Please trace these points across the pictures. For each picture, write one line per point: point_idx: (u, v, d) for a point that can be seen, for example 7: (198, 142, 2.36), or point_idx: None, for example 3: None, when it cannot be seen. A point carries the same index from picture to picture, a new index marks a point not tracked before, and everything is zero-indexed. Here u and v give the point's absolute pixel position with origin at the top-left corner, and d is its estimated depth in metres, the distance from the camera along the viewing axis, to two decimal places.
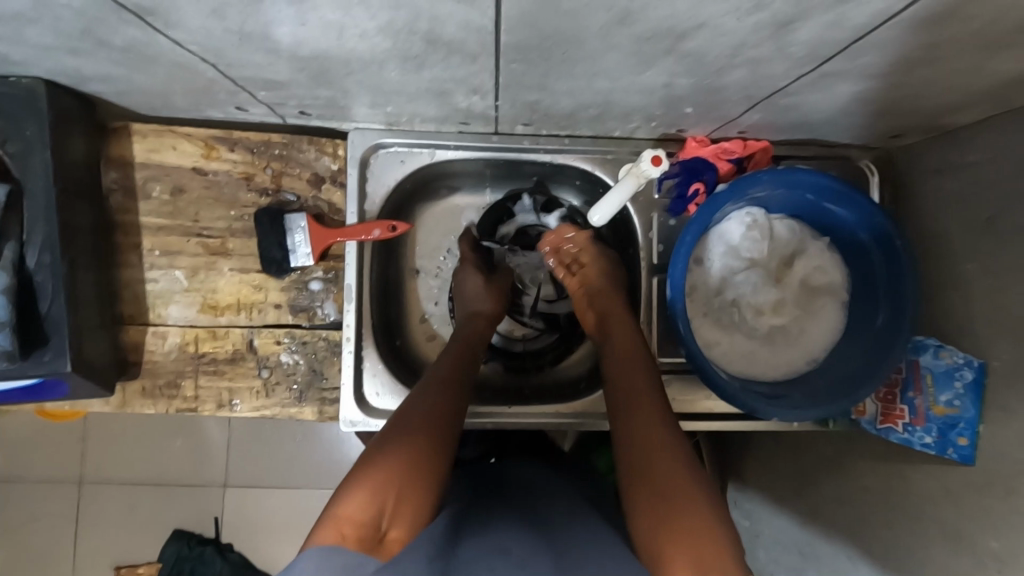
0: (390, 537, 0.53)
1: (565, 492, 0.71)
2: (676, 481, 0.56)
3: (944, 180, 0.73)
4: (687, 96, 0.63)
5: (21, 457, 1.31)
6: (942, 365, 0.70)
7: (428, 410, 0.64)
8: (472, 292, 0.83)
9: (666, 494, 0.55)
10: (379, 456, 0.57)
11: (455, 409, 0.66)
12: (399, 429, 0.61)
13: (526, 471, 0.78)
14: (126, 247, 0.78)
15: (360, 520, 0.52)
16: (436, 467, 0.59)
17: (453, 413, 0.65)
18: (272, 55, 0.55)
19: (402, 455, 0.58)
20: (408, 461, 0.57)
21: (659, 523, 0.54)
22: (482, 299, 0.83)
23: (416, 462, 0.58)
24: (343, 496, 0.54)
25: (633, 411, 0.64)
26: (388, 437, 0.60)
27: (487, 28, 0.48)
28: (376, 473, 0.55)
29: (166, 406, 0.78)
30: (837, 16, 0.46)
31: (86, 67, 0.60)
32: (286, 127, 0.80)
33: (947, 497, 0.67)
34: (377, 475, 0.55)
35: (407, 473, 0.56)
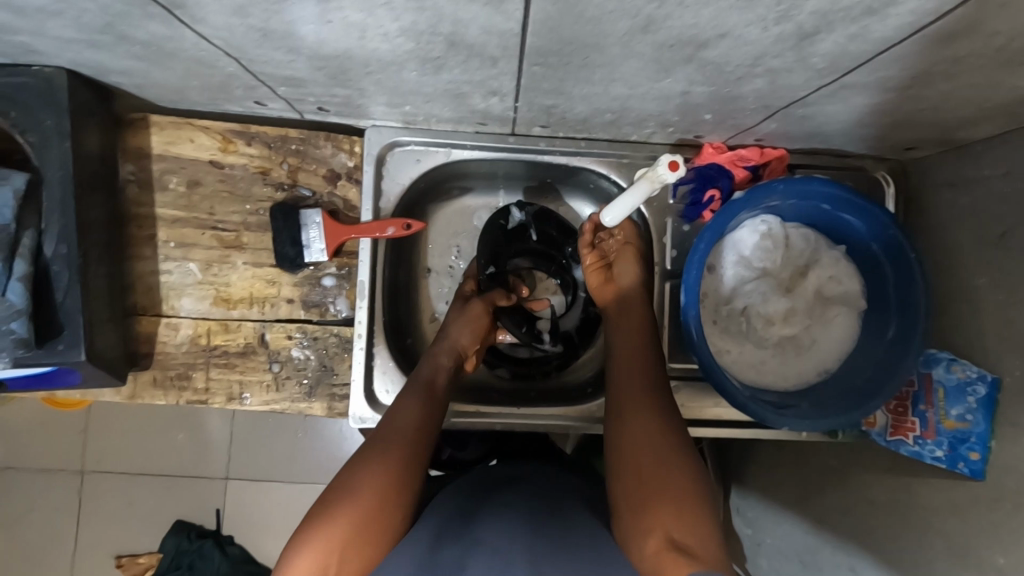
0: None
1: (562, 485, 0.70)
2: (660, 476, 0.55)
3: (960, 194, 0.73)
4: (705, 104, 0.63)
5: (27, 443, 1.32)
6: (954, 379, 0.69)
7: (391, 446, 0.62)
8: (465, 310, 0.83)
9: (649, 494, 0.54)
10: (334, 504, 0.56)
11: (421, 443, 0.65)
12: (357, 468, 0.60)
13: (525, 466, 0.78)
14: (140, 239, 0.78)
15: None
16: (393, 511, 0.58)
17: (418, 448, 0.64)
18: (293, 53, 0.55)
19: (360, 503, 0.56)
20: (365, 510, 0.56)
21: (643, 519, 0.53)
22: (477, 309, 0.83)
23: (373, 509, 0.57)
24: (293, 554, 0.53)
25: (626, 411, 0.63)
26: (345, 478, 0.59)
27: (511, 32, 0.48)
28: (330, 525, 0.54)
29: (176, 397, 0.79)
30: (862, 28, 0.46)
31: (106, 59, 0.60)
32: (302, 123, 0.80)
33: (955, 511, 0.67)
34: (328, 530, 0.54)
35: (363, 524, 0.55)
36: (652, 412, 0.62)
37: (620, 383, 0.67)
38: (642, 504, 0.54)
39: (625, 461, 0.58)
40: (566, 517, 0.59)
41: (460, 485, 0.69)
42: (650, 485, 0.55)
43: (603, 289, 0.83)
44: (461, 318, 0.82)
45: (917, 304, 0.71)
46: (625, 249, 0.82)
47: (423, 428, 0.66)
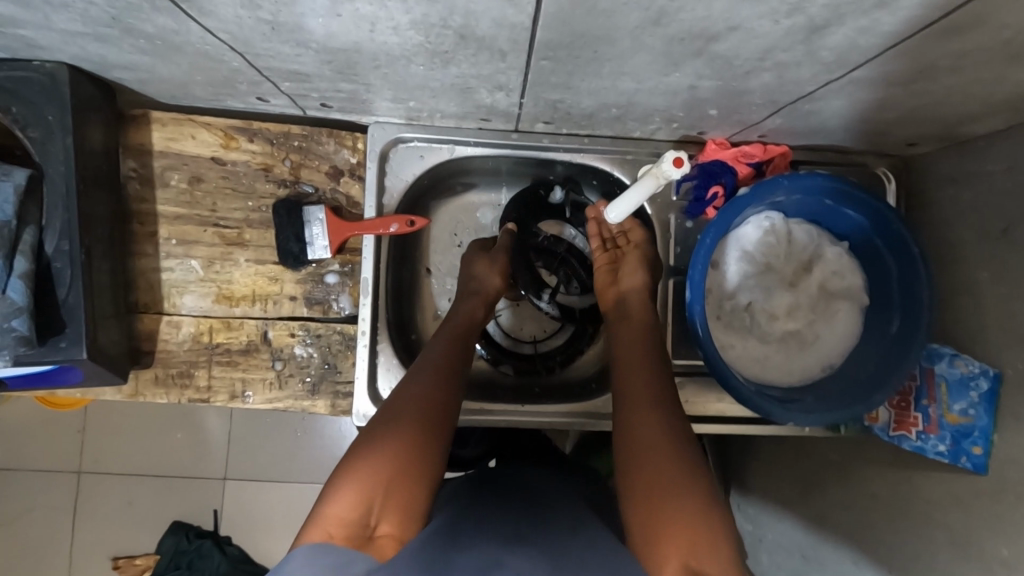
0: (380, 533, 0.53)
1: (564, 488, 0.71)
2: (672, 474, 0.56)
3: (962, 189, 0.73)
4: (711, 99, 0.64)
5: (23, 444, 1.30)
6: (956, 373, 0.70)
7: (423, 398, 0.62)
8: (481, 272, 0.82)
9: (661, 493, 0.55)
10: (369, 448, 0.57)
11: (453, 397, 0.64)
12: (391, 417, 0.60)
13: (523, 473, 0.76)
14: (142, 235, 0.77)
15: (349, 520, 0.52)
16: (430, 457, 0.58)
17: (452, 401, 0.64)
18: (300, 46, 0.54)
19: (395, 447, 0.57)
20: (400, 453, 0.56)
21: (654, 523, 0.53)
22: (491, 276, 0.82)
23: (409, 453, 0.57)
24: (332, 494, 0.53)
25: (633, 407, 0.64)
26: (377, 429, 0.59)
27: (522, 24, 0.48)
28: (368, 465, 0.55)
29: (177, 395, 0.78)
30: (872, 21, 0.46)
31: (110, 54, 0.60)
32: (305, 119, 0.80)
33: (958, 504, 0.67)
34: (367, 471, 0.54)
35: (402, 465, 0.56)
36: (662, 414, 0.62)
37: (627, 379, 0.68)
38: (654, 504, 0.54)
39: (638, 458, 0.59)
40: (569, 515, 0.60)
41: (461, 486, 0.69)
42: (660, 485, 0.55)
43: (607, 290, 0.82)
44: (485, 263, 0.83)
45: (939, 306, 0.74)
46: (633, 253, 0.81)
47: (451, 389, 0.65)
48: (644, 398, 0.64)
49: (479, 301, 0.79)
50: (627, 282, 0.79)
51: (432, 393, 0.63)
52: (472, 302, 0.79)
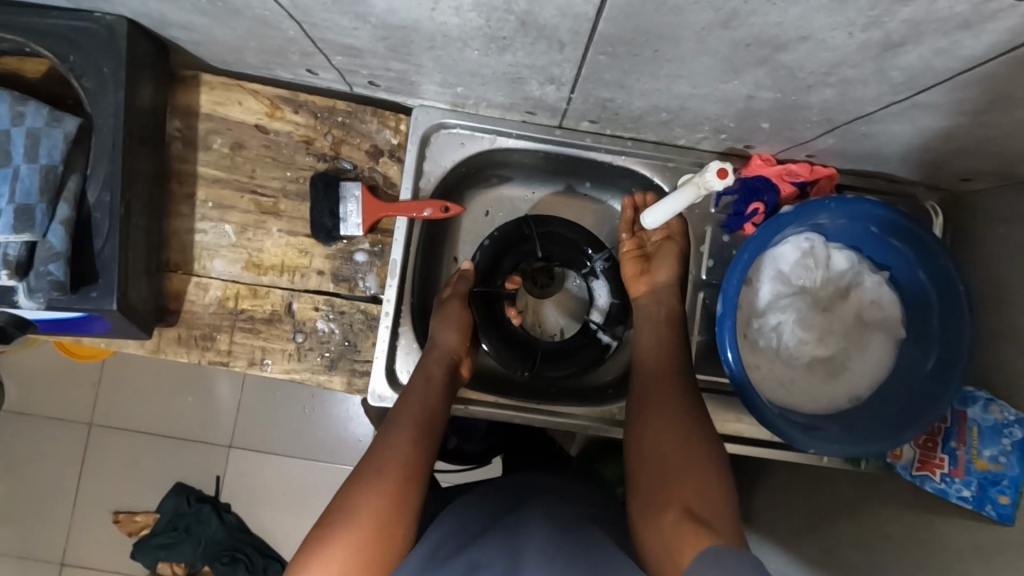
0: None
1: (563, 493, 0.70)
2: (674, 460, 0.58)
3: (1014, 231, 0.71)
4: (766, 112, 0.62)
5: (40, 390, 1.33)
6: (990, 419, 0.68)
7: (398, 438, 0.63)
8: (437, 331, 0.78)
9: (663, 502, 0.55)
10: (341, 509, 0.56)
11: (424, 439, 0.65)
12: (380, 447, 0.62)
13: (530, 480, 0.75)
14: (180, 195, 0.78)
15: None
16: (405, 506, 0.57)
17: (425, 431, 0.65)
18: (358, 19, 0.54)
19: (370, 507, 0.55)
20: (374, 515, 0.55)
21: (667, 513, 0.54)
22: (446, 335, 0.78)
23: (381, 505, 0.56)
24: (303, 564, 0.52)
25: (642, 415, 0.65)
26: (350, 482, 0.58)
27: (586, 15, 0.47)
28: (344, 518, 0.55)
29: (198, 356, 0.79)
30: (950, 43, 0.44)
31: (171, 12, 0.60)
32: (350, 96, 0.80)
33: (977, 554, 0.65)
34: (341, 525, 0.54)
35: (377, 513, 0.56)
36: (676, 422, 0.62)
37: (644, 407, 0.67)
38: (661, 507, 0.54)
39: (643, 461, 0.60)
40: (566, 521, 0.60)
41: (468, 495, 0.69)
42: (659, 477, 0.57)
43: (636, 281, 0.81)
44: (443, 321, 0.79)
45: (955, 345, 0.69)
46: (666, 246, 0.80)
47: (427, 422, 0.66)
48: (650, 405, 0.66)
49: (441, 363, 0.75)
50: (660, 276, 0.78)
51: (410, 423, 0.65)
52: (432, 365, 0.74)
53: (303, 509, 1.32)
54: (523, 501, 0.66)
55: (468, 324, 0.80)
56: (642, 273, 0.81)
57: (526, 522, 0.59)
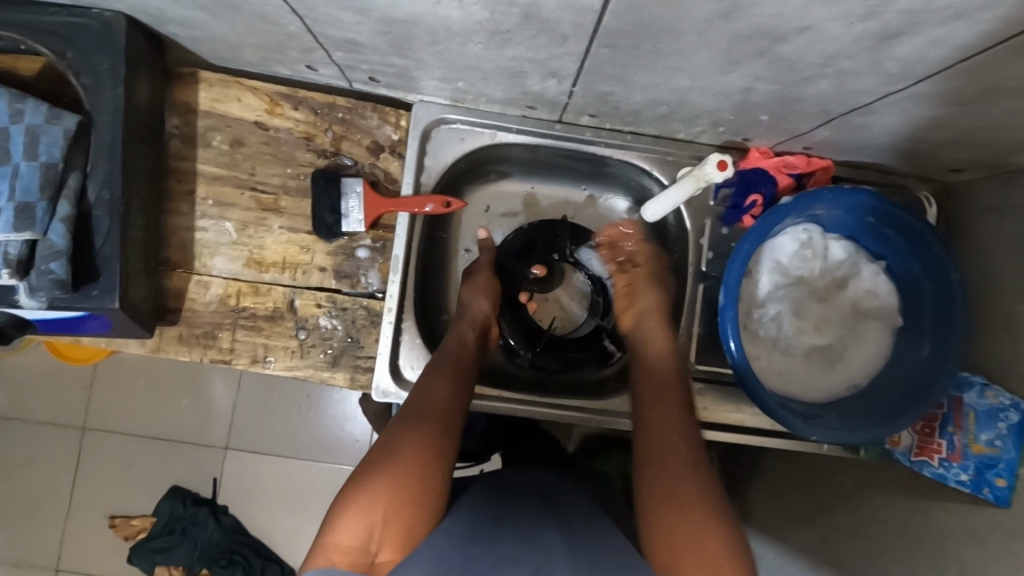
0: (381, 559, 0.53)
1: (570, 490, 0.70)
2: (679, 484, 0.58)
3: (1005, 220, 0.72)
4: (764, 104, 0.63)
5: (35, 393, 1.32)
6: (985, 404, 0.69)
7: (437, 400, 0.65)
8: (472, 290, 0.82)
9: (678, 518, 0.55)
10: (377, 466, 0.57)
11: (462, 403, 0.66)
12: (416, 411, 0.63)
13: (534, 473, 0.75)
14: (180, 192, 0.78)
15: (353, 546, 0.52)
16: (443, 464, 0.59)
17: (456, 403, 0.66)
18: (360, 13, 0.54)
19: (409, 459, 0.57)
20: (415, 465, 0.57)
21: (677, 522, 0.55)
22: (482, 294, 0.81)
23: (422, 456, 0.58)
24: (339, 518, 0.53)
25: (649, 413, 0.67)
26: (391, 431, 0.61)
27: (590, 8, 0.48)
28: (383, 474, 0.56)
29: (199, 355, 0.78)
30: (946, 33, 0.45)
31: (170, 7, 0.60)
32: (350, 93, 0.80)
33: (973, 537, 0.67)
34: (379, 482, 0.55)
35: (415, 475, 0.57)
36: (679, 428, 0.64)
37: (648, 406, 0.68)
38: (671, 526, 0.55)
39: (652, 467, 0.61)
40: (581, 520, 0.59)
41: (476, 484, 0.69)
42: (669, 494, 0.58)
43: (625, 312, 0.83)
44: (482, 282, 0.83)
45: (950, 332, 0.70)
46: (647, 268, 0.84)
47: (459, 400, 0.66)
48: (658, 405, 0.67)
49: (470, 325, 0.78)
50: (642, 304, 0.82)
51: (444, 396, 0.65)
52: (460, 328, 0.77)
53: (301, 509, 1.32)
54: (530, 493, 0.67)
55: (497, 292, 0.83)
56: (628, 305, 0.83)
57: (534, 516, 0.59)
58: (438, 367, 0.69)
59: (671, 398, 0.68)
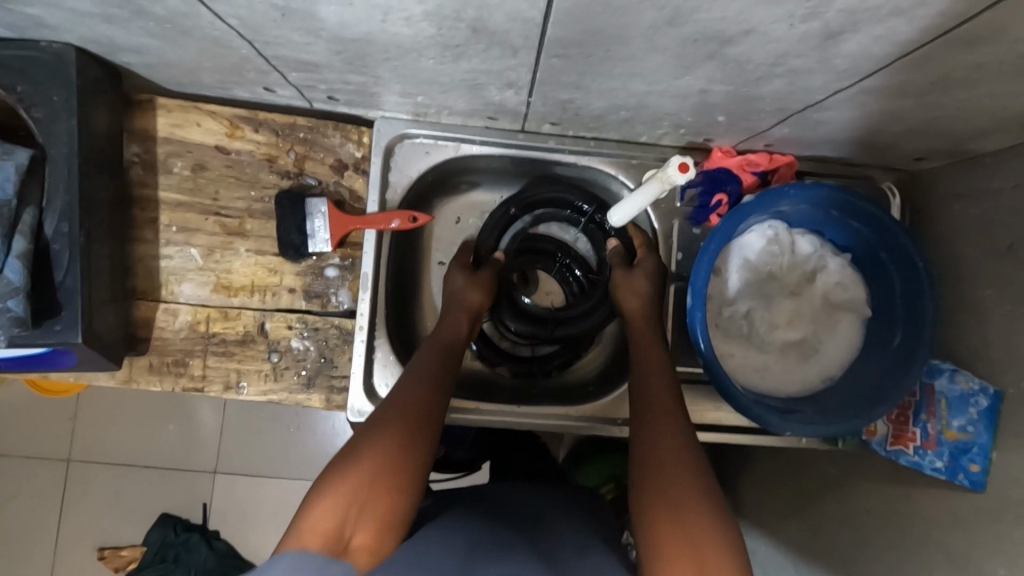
0: (355, 545, 0.50)
1: (547, 505, 0.71)
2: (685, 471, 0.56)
3: (968, 207, 0.73)
4: (720, 105, 0.63)
5: (14, 428, 1.29)
6: (957, 390, 0.69)
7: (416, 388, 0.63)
8: (458, 287, 0.78)
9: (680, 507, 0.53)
10: (357, 451, 0.55)
11: (440, 401, 0.63)
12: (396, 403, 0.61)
13: (516, 488, 0.75)
14: (143, 221, 0.77)
15: (327, 528, 0.49)
16: (422, 450, 0.57)
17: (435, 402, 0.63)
18: (310, 34, 0.54)
19: (387, 448, 0.55)
20: (387, 457, 0.55)
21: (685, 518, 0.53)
22: (471, 291, 0.78)
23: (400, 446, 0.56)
24: (316, 500, 0.51)
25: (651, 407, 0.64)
26: (369, 422, 0.58)
27: (535, 20, 0.47)
28: (361, 460, 0.54)
29: (172, 383, 0.77)
30: (887, 30, 0.45)
31: (119, 36, 0.59)
32: (311, 112, 0.79)
33: (955, 522, 0.67)
34: (358, 468, 0.53)
35: (391, 467, 0.54)
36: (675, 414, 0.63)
37: (644, 389, 0.67)
38: (675, 516, 0.53)
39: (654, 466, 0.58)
40: (562, 548, 0.59)
41: (456, 504, 0.68)
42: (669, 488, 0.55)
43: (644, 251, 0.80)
44: (466, 278, 0.79)
45: (919, 320, 0.71)
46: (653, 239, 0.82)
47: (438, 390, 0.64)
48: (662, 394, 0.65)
49: (464, 317, 0.76)
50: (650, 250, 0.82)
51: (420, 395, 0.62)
52: (456, 321, 0.75)
53: None
54: (512, 513, 0.67)
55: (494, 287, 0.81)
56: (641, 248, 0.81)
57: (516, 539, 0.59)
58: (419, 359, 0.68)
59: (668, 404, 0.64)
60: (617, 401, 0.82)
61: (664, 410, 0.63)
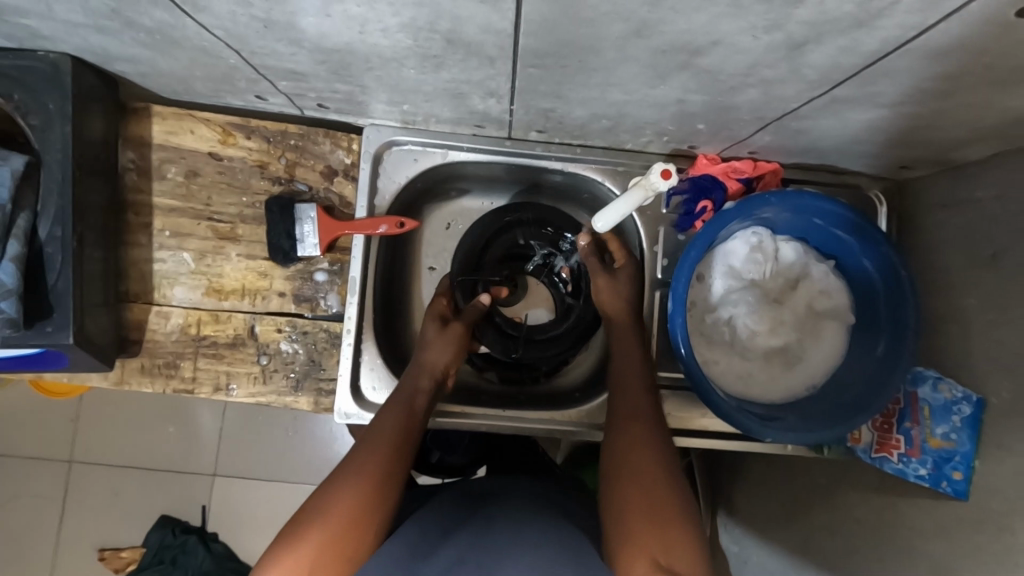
0: None
1: (529, 493, 0.71)
2: (654, 481, 0.57)
3: (952, 215, 0.73)
4: (699, 113, 0.64)
5: (15, 428, 1.31)
6: (940, 399, 0.70)
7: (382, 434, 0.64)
8: (429, 339, 0.79)
9: (648, 514, 0.54)
10: (310, 519, 0.54)
11: (400, 457, 0.62)
12: (354, 461, 0.60)
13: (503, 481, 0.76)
14: (137, 225, 0.78)
15: None
16: (376, 519, 0.56)
17: (395, 457, 0.62)
18: (293, 45, 0.55)
19: (340, 516, 0.54)
20: (338, 527, 0.54)
21: (650, 520, 0.53)
22: (440, 347, 0.78)
23: (358, 508, 0.56)
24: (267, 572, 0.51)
25: (625, 422, 0.65)
26: (328, 483, 0.58)
27: (507, 31, 0.49)
28: (314, 531, 0.53)
29: (163, 385, 0.79)
30: (852, 41, 0.46)
31: (112, 46, 0.61)
32: (302, 119, 0.81)
33: (938, 531, 0.67)
34: (310, 541, 0.52)
35: (343, 539, 0.53)
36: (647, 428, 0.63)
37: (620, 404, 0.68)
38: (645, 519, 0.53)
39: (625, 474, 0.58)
40: (544, 520, 0.60)
41: (442, 496, 0.69)
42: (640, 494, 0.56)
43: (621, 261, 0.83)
44: (437, 334, 0.79)
45: (904, 329, 0.70)
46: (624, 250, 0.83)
47: (397, 447, 0.63)
48: (638, 413, 0.66)
49: (426, 376, 0.75)
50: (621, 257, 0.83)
51: (380, 451, 0.62)
52: (417, 376, 0.74)
53: None
54: (494, 501, 0.67)
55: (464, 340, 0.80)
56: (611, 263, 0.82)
57: (494, 520, 0.60)
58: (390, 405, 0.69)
59: (641, 421, 0.64)
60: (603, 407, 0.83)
61: (638, 426, 0.64)
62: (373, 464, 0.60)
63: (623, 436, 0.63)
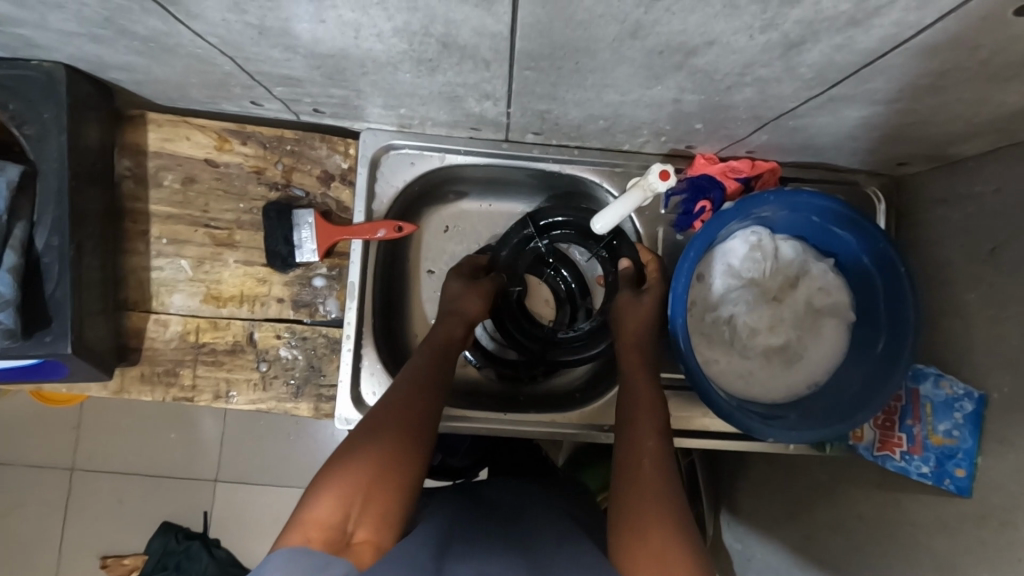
0: (358, 540, 0.50)
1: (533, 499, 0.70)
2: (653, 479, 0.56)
3: (951, 211, 0.73)
4: (696, 113, 0.64)
5: (16, 437, 1.31)
6: (942, 395, 0.69)
7: (401, 402, 0.62)
8: (457, 293, 0.79)
9: (642, 517, 0.52)
10: (354, 451, 0.55)
11: (432, 402, 0.64)
12: (388, 406, 0.61)
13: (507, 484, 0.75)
14: (134, 233, 0.78)
15: (329, 521, 0.49)
16: (415, 455, 0.57)
17: (428, 405, 0.63)
18: (288, 50, 0.55)
19: (381, 447, 0.55)
20: (381, 456, 0.55)
21: (647, 523, 0.52)
22: (469, 299, 0.79)
23: (399, 444, 0.57)
24: (316, 493, 0.51)
25: (637, 413, 0.65)
26: (365, 424, 0.59)
27: (502, 34, 0.48)
28: (360, 459, 0.54)
29: (163, 393, 0.78)
30: (847, 39, 0.46)
31: (106, 54, 0.61)
32: (298, 125, 0.81)
33: (941, 528, 0.67)
34: (356, 467, 0.53)
35: (386, 466, 0.54)
36: (656, 425, 0.64)
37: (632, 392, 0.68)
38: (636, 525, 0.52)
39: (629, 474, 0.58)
40: (545, 530, 0.59)
41: (443, 496, 0.69)
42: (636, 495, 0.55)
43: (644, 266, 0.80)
44: (464, 288, 0.80)
45: (904, 326, 0.70)
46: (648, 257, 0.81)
47: (430, 394, 0.64)
48: (647, 407, 0.66)
49: (458, 323, 0.76)
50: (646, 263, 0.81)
51: (412, 397, 0.63)
52: (448, 325, 0.76)
53: None
54: (499, 508, 0.66)
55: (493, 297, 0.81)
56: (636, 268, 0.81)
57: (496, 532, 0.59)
58: (412, 364, 0.68)
59: (648, 417, 0.64)
60: (603, 408, 0.83)
61: (645, 421, 0.64)
62: (407, 410, 0.61)
63: (631, 435, 0.63)
